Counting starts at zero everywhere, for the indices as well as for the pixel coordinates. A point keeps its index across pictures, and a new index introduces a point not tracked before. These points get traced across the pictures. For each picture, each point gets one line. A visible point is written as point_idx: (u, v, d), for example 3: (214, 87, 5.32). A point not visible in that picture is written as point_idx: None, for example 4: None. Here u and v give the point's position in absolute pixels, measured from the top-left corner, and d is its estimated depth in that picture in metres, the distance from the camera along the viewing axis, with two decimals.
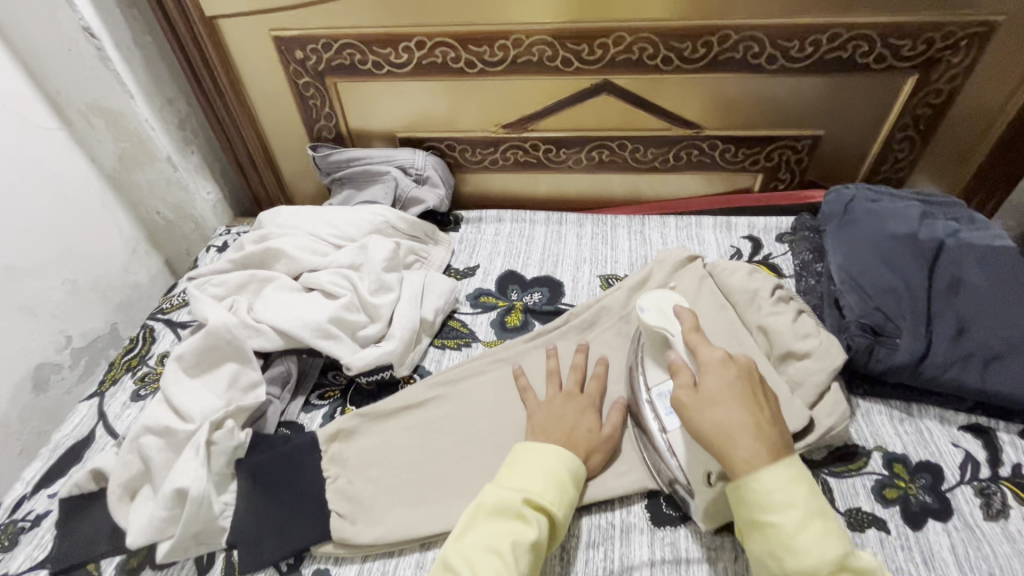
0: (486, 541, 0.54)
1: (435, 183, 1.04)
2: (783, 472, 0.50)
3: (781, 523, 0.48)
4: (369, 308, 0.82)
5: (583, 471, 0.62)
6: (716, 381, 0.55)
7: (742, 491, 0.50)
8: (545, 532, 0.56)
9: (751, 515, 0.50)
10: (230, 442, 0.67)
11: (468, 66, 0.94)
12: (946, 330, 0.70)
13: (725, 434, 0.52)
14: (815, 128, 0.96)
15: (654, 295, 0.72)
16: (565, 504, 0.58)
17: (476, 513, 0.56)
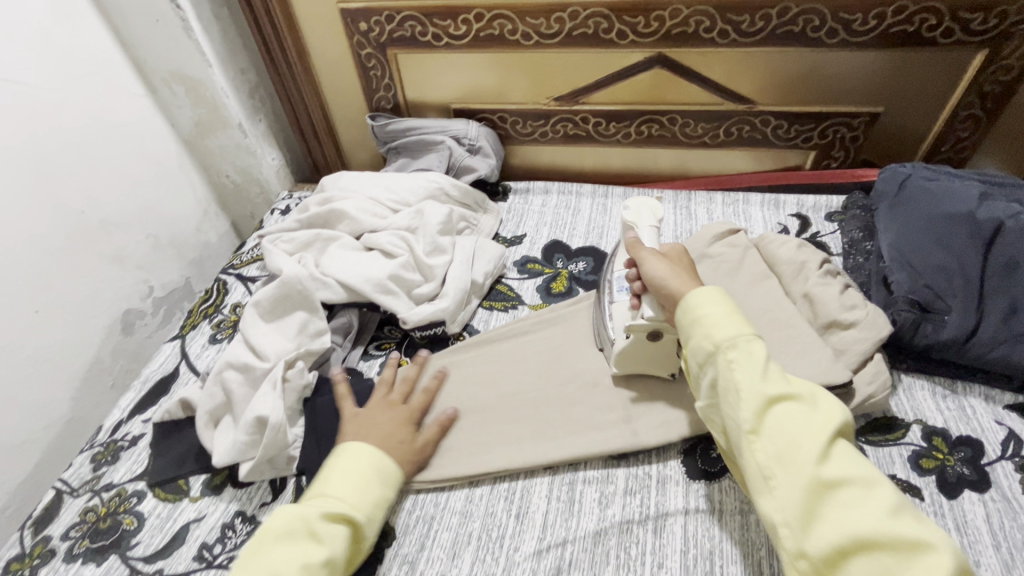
0: (277, 562, 0.55)
1: (487, 154, 1.07)
2: (710, 291, 0.61)
3: (712, 320, 0.58)
4: (425, 268, 0.88)
5: (395, 471, 0.65)
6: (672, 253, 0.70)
7: (683, 304, 0.61)
8: (345, 546, 0.57)
9: (690, 319, 0.60)
10: (300, 381, 0.74)
11: (524, 39, 0.96)
12: (999, 309, 0.69)
13: (670, 275, 0.65)
14: (873, 105, 0.94)
15: (644, 199, 0.80)
16: (363, 516, 0.59)
17: (265, 534, 0.57)
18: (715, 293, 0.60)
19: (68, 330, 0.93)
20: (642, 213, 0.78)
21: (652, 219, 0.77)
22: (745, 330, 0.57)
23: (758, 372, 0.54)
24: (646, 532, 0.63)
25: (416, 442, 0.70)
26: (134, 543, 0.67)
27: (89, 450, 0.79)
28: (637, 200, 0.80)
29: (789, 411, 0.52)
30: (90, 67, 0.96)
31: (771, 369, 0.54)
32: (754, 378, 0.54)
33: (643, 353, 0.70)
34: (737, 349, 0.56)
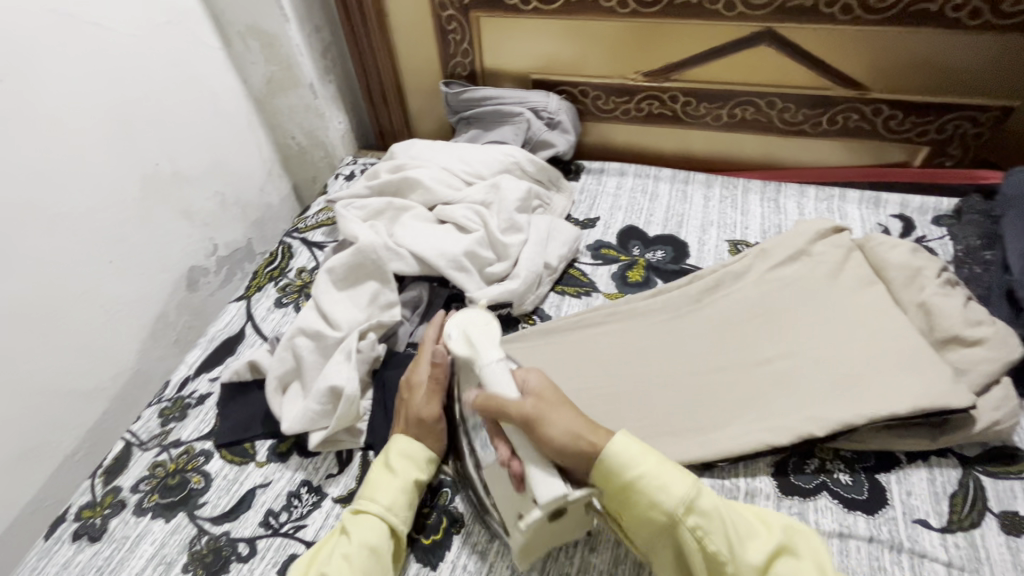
0: (316, 567, 0.55)
1: (566, 129, 1.01)
2: (628, 436, 0.53)
3: (654, 478, 0.51)
4: (499, 245, 0.83)
5: (425, 455, 0.63)
6: (537, 390, 0.58)
7: (607, 467, 0.52)
8: (378, 534, 0.56)
9: (620, 484, 0.51)
10: (372, 353, 0.72)
11: (620, 6, 0.90)
12: None
13: (570, 433, 0.53)
14: (1007, 99, 0.84)
15: (464, 317, 0.64)
16: (383, 503, 0.58)
17: (311, 548, 0.58)
18: (632, 441, 0.53)
19: (138, 282, 0.94)
20: (475, 336, 0.61)
21: (489, 337, 0.61)
22: (693, 480, 0.51)
23: (730, 532, 0.49)
24: None
25: (417, 410, 0.64)
26: (202, 503, 0.67)
27: (157, 405, 0.79)
28: (463, 323, 0.63)
29: (744, 545, 0.49)
30: (171, 16, 0.94)
31: (728, 516, 0.50)
32: (732, 547, 0.48)
33: (546, 536, 0.55)
34: (699, 510, 0.49)
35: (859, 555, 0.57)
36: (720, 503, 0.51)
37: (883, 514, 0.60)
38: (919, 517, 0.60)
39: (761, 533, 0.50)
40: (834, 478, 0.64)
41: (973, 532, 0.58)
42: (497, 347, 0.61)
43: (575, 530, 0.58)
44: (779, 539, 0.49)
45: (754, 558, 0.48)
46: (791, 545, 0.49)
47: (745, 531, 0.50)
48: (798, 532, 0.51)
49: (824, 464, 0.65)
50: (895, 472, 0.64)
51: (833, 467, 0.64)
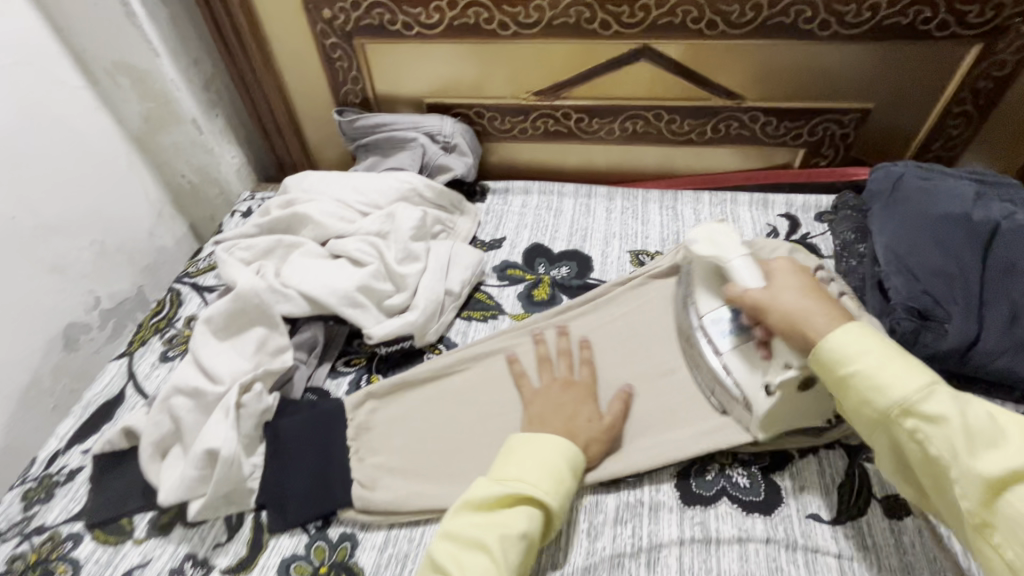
0: (474, 534, 0.53)
1: (463, 151, 1.01)
2: (861, 330, 0.53)
3: (875, 376, 0.50)
4: (396, 277, 0.81)
5: (580, 459, 0.61)
6: (780, 275, 0.60)
7: (825, 357, 0.53)
8: (534, 525, 0.55)
9: (840, 377, 0.52)
10: (258, 405, 0.67)
11: (501, 28, 0.90)
12: (1001, 315, 0.66)
13: (793, 312, 0.56)
14: (864, 101, 0.91)
15: (707, 227, 0.68)
16: (555, 496, 0.56)
17: (465, 501, 0.56)
18: (868, 335, 0.52)
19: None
20: (718, 238, 0.65)
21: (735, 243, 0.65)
22: (926, 380, 0.48)
23: (961, 441, 0.45)
24: (638, 566, 0.58)
25: (594, 419, 0.66)
26: None
27: (20, 487, 0.71)
28: (704, 228, 0.67)
29: (981, 452, 0.45)
30: (21, 57, 0.87)
31: (972, 423, 0.46)
32: (959, 452, 0.45)
33: (795, 406, 0.61)
34: (919, 414, 0.48)
35: (758, 558, 0.58)
36: (960, 410, 0.47)
37: (779, 513, 0.61)
38: (812, 511, 0.61)
39: (1014, 444, 0.44)
40: (732, 481, 0.64)
41: (860, 520, 0.60)
42: (738, 246, 0.65)
43: (818, 415, 0.62)
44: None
45: (990, 468, 0.44)
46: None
47: (991, 440, 0.45)
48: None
49: (723, 469, 0.66)
50: (789, 468, 0.65)
51: (732, 470, 0.65)
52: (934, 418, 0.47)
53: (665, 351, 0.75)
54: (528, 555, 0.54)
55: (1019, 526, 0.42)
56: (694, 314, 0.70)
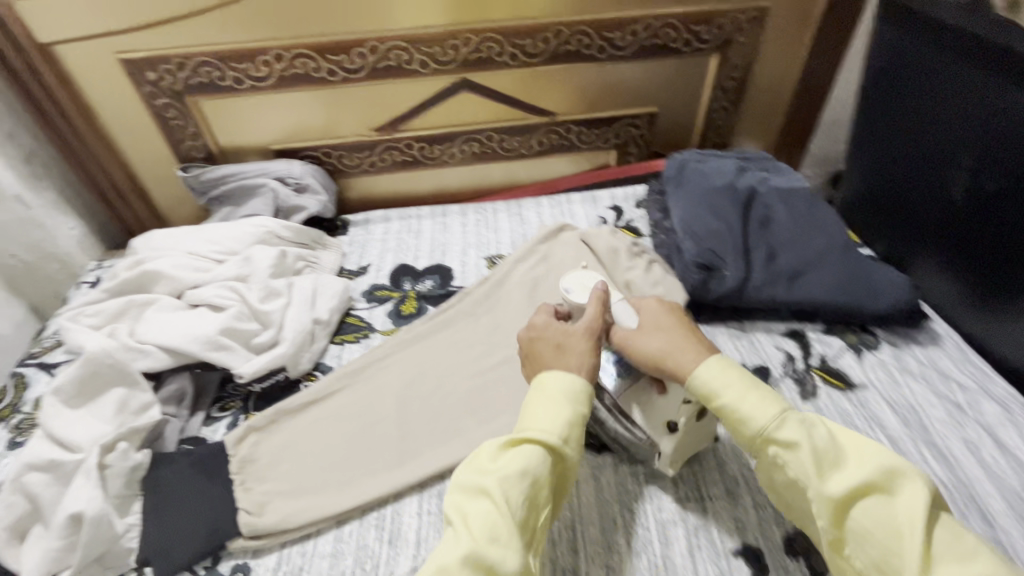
0: (477, 481, 0.51)
1: (316, 190, 1.05)
2: (719, 362, 0.57)
3: (737, 406, 0.54)
4: (260, 315, 0.84)
5: (584, 385, 0.58)
6: (650, 315, 0.67)
7: (700, 394, 0.57)
8: (540, 462, 0.52)
9: (715, 410, 0.56)
10: (125, 464, 0.67)
11: (330, 75, 0.98)
12: (762, 256, 0.87)
13: (664, 348, 0.62)
14: (648, 106, 1.10)
15: (575, 275, 0.75)
16: (559, 433, 0.54)
17: (473, 455, 0.54)
18: (726, 370, 0.56)
19: None
20: (592, 285, 0.73)
21: (604, 281, 0.73)
22: (780, 409, 0.53)
23: (811, 464, 0.50)
24: None
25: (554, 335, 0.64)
26: None
27: None
28: (575, 277, 0.74)
29: (830, 475, 0.50)
30: None
31: (818, 444, 0.51)
32: (811, 477, 0.50)
33: (694, 436, 0.65)
34: (777, 441, 0.52)
35: (609, 487, 0.69)
36: (866, 468, 0.49)
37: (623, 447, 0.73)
38: None
39: (856, 462, 0.50)
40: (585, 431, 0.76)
41: None
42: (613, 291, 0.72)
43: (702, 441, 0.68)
44: (872, 475, 0.48)
45: (839, 488, 0.49)
46: (885, 484, 0.47)
47: (836, 461, 0.50)
48: (899, 472, 0.48)
49: None
50: None
51: None
52: (811, 450, 0.50)
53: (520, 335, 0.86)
54: (541, 492, 0.52)
55: (871, 547, 0.46)
56: None
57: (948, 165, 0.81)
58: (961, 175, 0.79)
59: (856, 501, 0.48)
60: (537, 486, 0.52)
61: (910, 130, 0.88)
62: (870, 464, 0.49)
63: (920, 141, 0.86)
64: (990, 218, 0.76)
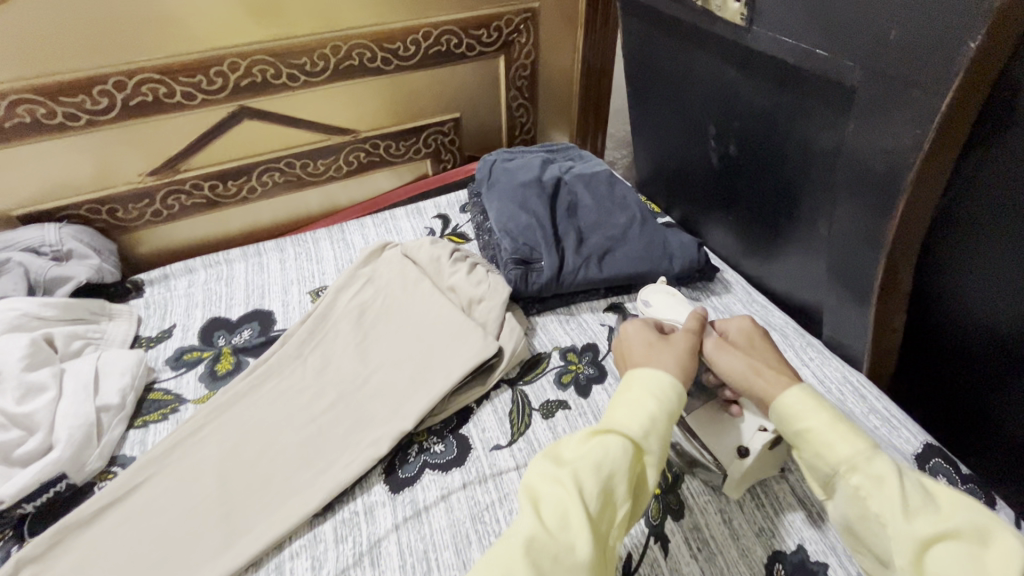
0: (554, 472, 0.51)
1: (84, 254, 0.90)
2: (807, 393, 0.55)
3: (824, 433, 0.52)
4: (19, 419, 0.70)
5: (674, 385, 0.57)
6: (740, 333, 0.66)
7: (780, 414, 0.55)
8: (618, 455, 0.51)
9: (793, 434, 0.54)
10: None
11: (69, 120, 0.84)
12: (573, 242, 0.92)
13: (753, 367, 0.60)
14: (451, 112, 1.11)
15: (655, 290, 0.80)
16: (640, 427, 0.53)
17: (558, 446, 0.54)
18: (813, 399, 0.54)
19: None
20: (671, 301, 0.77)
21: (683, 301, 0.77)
22: (871, 445, 0.50)
23: (898, 500, 0.46)
24: (364, 570, 0.63)
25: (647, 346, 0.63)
26: None
27: None
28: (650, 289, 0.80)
29: (914, 516, 0.46)
30: None
31: (908, 484, 0.48)
32: (896, 513, 0.46)
33: (763, 461, 0.65)
34: (862, 471, 0.49)
35: (460, 503, 0.68)
36: (957, 512, 0.45)
37: (470, 459, 0.73)
38: (493, 444, 0.74)
39: (944, 512, 0.46)
40: (430, 452, 0.74)
41: (526, 433, 0.75)
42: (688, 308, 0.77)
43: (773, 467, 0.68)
44: (957, 526, 0.44)
45: (924, 529, 0.45)
46: (975, 535, 0.44)
47: (924, 505, 0.47)
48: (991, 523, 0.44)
49: (421, 446, 0.75)
50: (472, 419, 0.77)
51: (429, 443, 0.75)
52: (898, 486, 0.47)
53: (349, 368, 0.81)
54: (613, 490, 0.50)
55: None
56: None
57: (701, 136, 0.92)
58: (712, 144, 0.90)
59: (941, 541, 0.44)
60: (611, 480, 0.50)
61: (667, 110, 0.98)
62: (964, 512, 0.45)
63: (676, 118, 0.97)
64: (741, 175, 0.87)
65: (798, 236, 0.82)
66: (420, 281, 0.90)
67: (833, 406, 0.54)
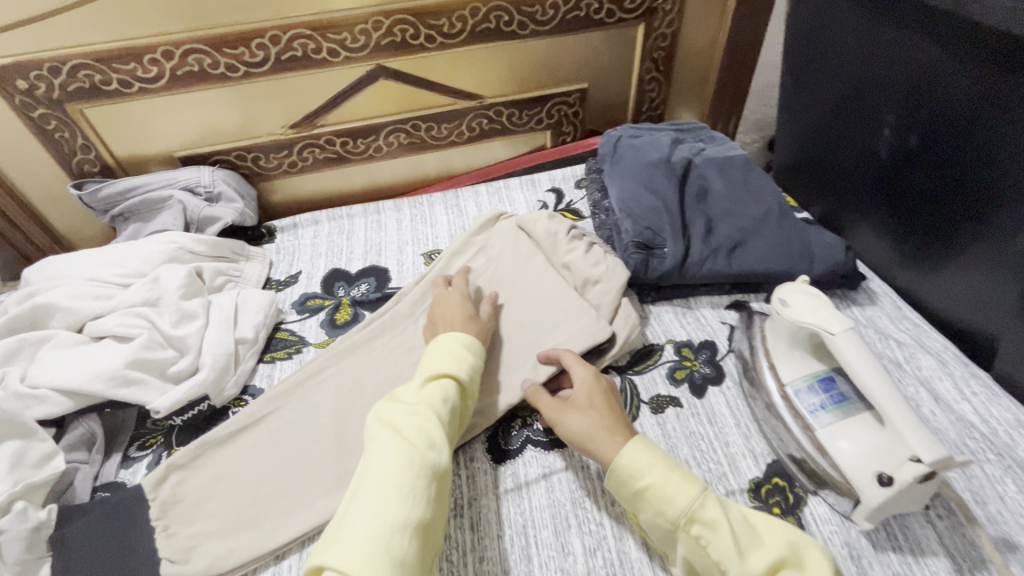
0: (403, 410, 0.61)
1: (230, 198, 0.98)
2: (642, 445, 0.59)
3: (664, 488, 0.55)
4: (174, 342, 0.77)
5: (476, 340, 0.72)
6: (582, 391, 0.67)
7: (621, 476, 0.57)
8: (452, 392, 0.65)
9: (634, 491, 0.56)
10: (25, 525, 0.60)
11: (229, 71, 0.90)
12: (700, 230, 0.86)
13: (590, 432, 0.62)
14: (579, 82, 1.07)
15: (798, 290, 0.69)
16: (464, 368, 0.68)
17: (394, 396, 0.64)
18: (651, 451, 0.58)
19: None
20: (812, 304, 0.66)
21: (828, 307, 0.65)
22: (700, 490, 0.54)
23: (733, 545, 0.51)
24: (463, 532, 0.63)
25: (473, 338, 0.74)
26: None
27: None
28: (789, 289, 0.69)
29: (748, 556, 0.51)
30: None
31: (736, 524, 0.52)
32: (733, 556, 0.50)
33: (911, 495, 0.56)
34: (701, 519, 0.53)
35: (561, 485, 0.67)
36: (774, 536, 0.52)
37: None
38: None
39: (767, 543, 0.51)
40: (533, 429, 0.73)
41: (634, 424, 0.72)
42: (839, 317, 0.64)
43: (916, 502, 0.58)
44: (782, 553, 0.50)
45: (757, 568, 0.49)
46: (795, 559, 0.50)
47: (752, 541, 0.52)
48: (804, 545, 0.51)
49: (525, 420, 0.74)
50: None
51: (532, 419, 0.74)
52: (729, 525, 0.52)
53: None
54: (451, 418, 0.64)
55: None
56: (778, 388, 0.69)
57: (868, 122, 0.82)
58: (880, 132, 0.80)
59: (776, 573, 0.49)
60: (452, 412, 0.64)
61: (832, 90, 0.88)
62: (781, 538, 0.51)
63: (841, 99, 0.87)
64: (912, 171, 0.76)
65: (970, 249, 0.71)
66: (534, 255, 0.89)
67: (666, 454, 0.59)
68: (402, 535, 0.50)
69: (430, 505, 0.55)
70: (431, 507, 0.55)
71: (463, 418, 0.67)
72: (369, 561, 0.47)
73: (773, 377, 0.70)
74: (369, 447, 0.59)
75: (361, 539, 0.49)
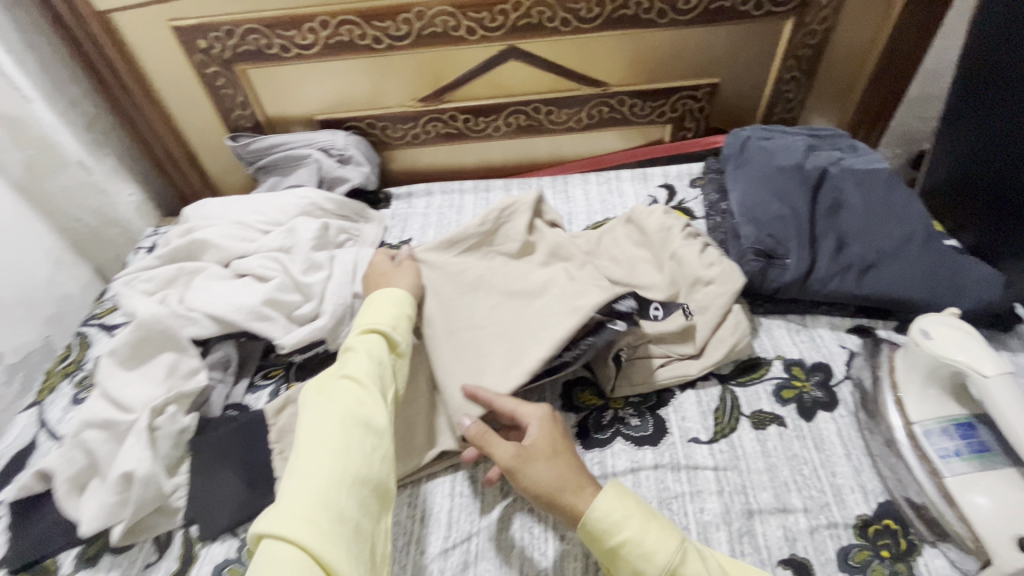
0: (338, 382, 0.61)
1: (359, 162, 1.05)
2: (616, 492, 0.57)
3: (642, 541, 0.53)
4: (302, 288, 0.84)
5: (407, 297, 0.73)
6: (539, 436, 0.61)
7: (592, 534, 0.54)
8: (381, 351, 0.66)
9: (610, 547, 0.54)
10: (173, 427, 0.70)
11: (375, 42, 0.96)
12: (830, 245, 0.80)
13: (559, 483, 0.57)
14: (710, 77, 1.03)
15: (945, 323, 0.62)
16: (391, 327, 0.69)
17: (330, 372, 0.64)
18: (624, 500, 0.56)
19: None
20: (961, 340, 0.60)
21: (981, 345, 0.59)
22: (679, 541, 0.53)
23: None
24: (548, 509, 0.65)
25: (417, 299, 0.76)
26: None
27: None
28: (934, 320, 0.63)
29: None
30: None
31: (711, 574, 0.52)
32: None
33: None
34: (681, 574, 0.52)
35: (648, 482, 0.66)
36: None
37: (666, 442, 0.70)
38: (692, 436, 0.70)
39: None
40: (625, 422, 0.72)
41: (731, 436, 0.69)
42: (994, 359, 0.57)
43: None
44: None
45: None
46: None
47: None
48: None
49: (616, 413, 0.73)
50: (672, 403, 0.74)
51: (624, 413, 0.73)
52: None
53: None
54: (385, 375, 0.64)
55: None
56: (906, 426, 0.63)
57: None
58: None
59: None
60: (384, 374, 0.64)
61: (1018, 91, 0.78)
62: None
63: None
64: None
65: None
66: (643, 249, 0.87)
67: (636, 496, 0.58)
68: (338, 497, 0.51)
69: (368, 466, 0.55)
70: (367, 466, 0.55)
71: (399, 380, 0.67)
72: (308, 524, 0.48)
73: (900, 413, 0.64)
74: (305, 423, 0.58)
75: (299, 506, 0.50)
